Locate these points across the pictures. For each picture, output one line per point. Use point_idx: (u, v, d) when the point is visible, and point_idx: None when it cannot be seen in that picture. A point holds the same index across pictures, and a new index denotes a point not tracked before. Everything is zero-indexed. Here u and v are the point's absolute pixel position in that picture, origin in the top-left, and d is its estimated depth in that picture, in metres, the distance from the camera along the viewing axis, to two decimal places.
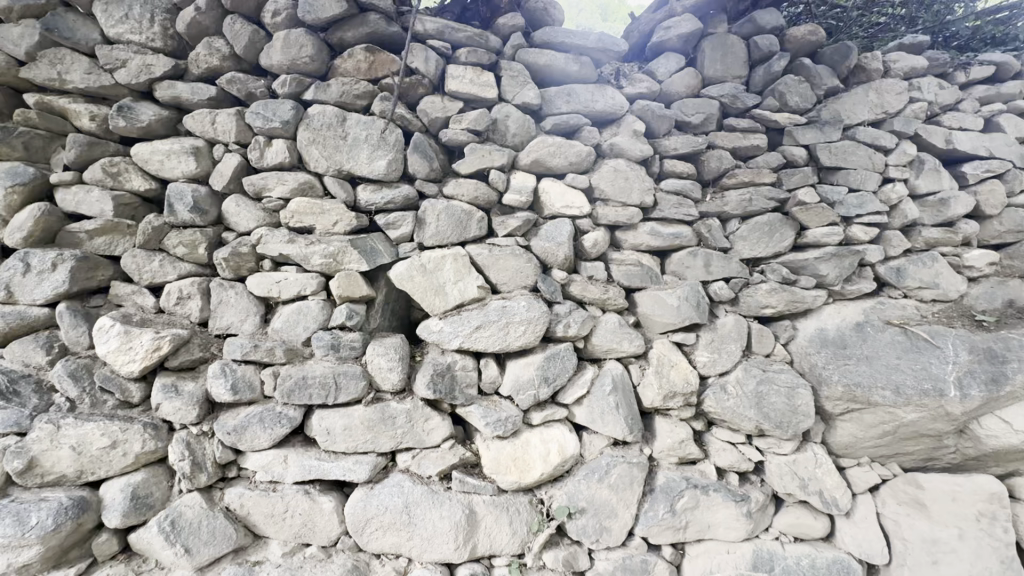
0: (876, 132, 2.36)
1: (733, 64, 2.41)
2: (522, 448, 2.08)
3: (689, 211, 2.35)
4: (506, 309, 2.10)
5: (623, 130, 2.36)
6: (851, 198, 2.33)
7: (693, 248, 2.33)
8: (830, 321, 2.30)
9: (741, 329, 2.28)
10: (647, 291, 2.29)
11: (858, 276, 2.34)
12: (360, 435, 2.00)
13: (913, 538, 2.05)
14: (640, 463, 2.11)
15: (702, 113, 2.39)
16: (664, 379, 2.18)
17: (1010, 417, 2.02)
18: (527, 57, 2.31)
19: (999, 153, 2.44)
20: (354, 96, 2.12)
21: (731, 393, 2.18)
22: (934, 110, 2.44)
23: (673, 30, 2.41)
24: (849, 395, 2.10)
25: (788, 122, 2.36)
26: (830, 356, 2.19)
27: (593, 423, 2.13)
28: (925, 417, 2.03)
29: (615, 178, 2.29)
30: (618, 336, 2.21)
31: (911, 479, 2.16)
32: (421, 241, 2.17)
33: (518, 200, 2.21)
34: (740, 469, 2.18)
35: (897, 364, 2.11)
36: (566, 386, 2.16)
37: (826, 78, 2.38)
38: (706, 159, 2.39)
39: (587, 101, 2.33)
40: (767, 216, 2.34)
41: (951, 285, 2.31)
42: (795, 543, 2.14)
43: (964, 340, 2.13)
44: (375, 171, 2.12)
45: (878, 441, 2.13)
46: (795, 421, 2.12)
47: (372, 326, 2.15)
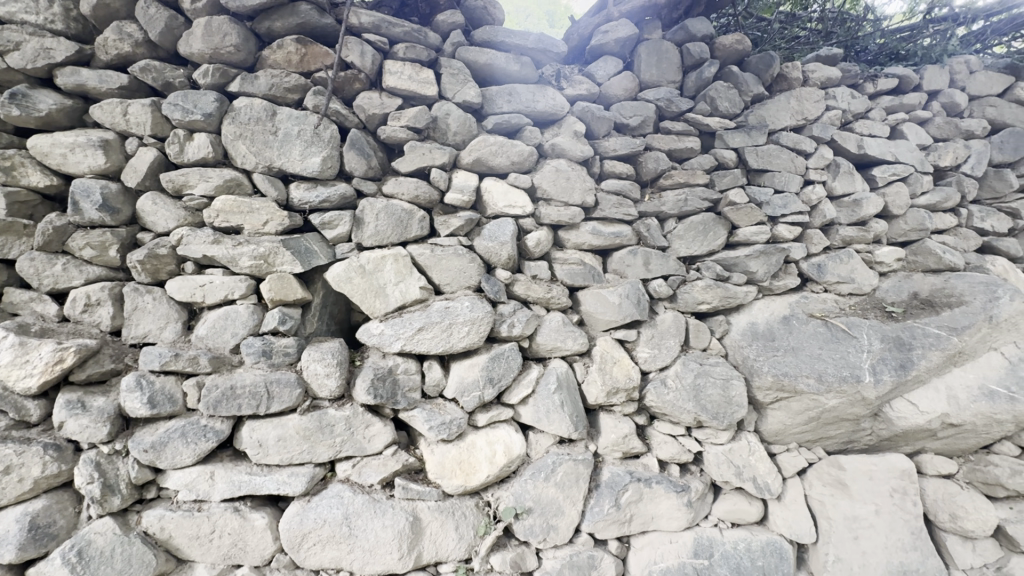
0: (797, 137, 2.52)
1: (667, 69, 2.50)
2: (468, 451, 2.04)
3: (628, 211, 2.40)
4: (449, 309, 2.06)
5: (564, 130, 2.39)
6: (777, 198, 2.47)
7: (633, 247, 2.39)
8: (759, 315, 2.43)
9: (680, 325, 2.36)
10: (590, 289, 2.32)
11: (783, 272, 2.50)
12: (296, 445, 1.90)
13: (837, 516, 2.19)
14: (585, 460, 2.14)
15: (639, 115, 2.44)
16: (607, 376, 2.22)
17: (916, 399, 2.21)
18: (467, 55, 2.28)
19: (903, 158, 2.64)
20: (285, 89, 2.03)
21: (671, 387, 2.24)
22: (848, 118, 2.63)
23: (611, 34, 2.47)
24: (778, 384, 2.21)
25: (719, 126, 2.46)
26: (760, 348, 2.31)
27: (539, 422, 2.13)
28: (845, 402, 2.17)
29: (556, 179, 2.31)
30: (561, 335, 2.22)
31: (834, 461, 2.31)
32: (360, 240, 2.09)
33: (460, 199, 2.18)
34: (681, 460, 2.26)
35: (819, 354, 2.26)
36: (511, 386, 2.14)
37: (752, 84, 2.51)
38: (644, 160, 2.45)
39: (528, 101, 2.34)
40: (701, 215, 2.44)
41: (864, 279, 2.50)
42: (732, 528, 2.23)
43: (876, 330, 2.30)
44: (309, 169, 2.03)
45: (804, 427, 2.26)
46: (730, 411, 2.22)
47: (309, 331, 2.06)
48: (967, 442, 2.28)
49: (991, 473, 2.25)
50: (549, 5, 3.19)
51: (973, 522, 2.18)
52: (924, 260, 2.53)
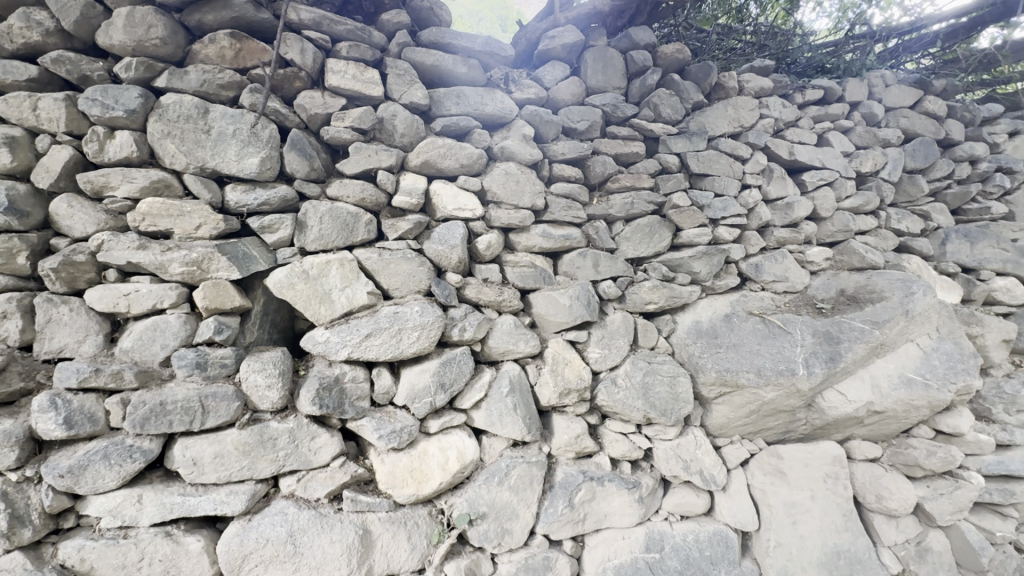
0: (734, 143, 2.64)
1: (613, 75, 2.56)
2: (420, 459, 2.01)
3: (578, 213, 2.44)
4: (399, 314, 2.02)
5: (513, 133, 2.39)
6: (717, 201, 2.57)
7: (582, 249, 2.43)
8: (703, 314, 2.53)
9: (629, 325, 2.41)
10: (541, 291, 2.34)
11: (725, 272, 2.61)
12: (234, 462, 1.80)
13: (777, 503, 2.33)
14: (539, 462, 2.15)
15: (587, 120, 2.49)
16: (558, 377, 2.24)
17: (845, 389, 2.36)
18: (414, 56, 2.24)
19: (830, 164, 2.81)
20: (219, 86, 1.92)
21: (621, 386, 2.29)
22: (780, 126, 2.78)
23: (557, 40, 2.51)
24: (721, 379, 2.31)
25: (662, 132, 2.55)
26: (704, 346, 2.41)
27: (492, 426, 2.12)
28: (782, 394, 2.29)
29: (506, 181, 2.31)
30: (513, 338, 2.23)
31: (774, 451, 2.43)
32: (303, 245, 2.01)
33: (408, 202, 2.14)
34: (632, 457, 2.31)
35: (758, 349, 2.38)
36: (463, 391, 2.12)
37: (692, 92, 2.61)
38: (592, 164, 2.49)
39: (476, 104, 2.33)
40: (647, 218, 2.51)
41: (797, 278, 2.66)
42: (682, 521, 2.30)
43: (808, 325, 2.45)
44: (246, 170, 1.93)
45: (745, 420, 2.37)
46: (677, 407, 2.29)
47: (248, 340, 1.95)
48: (890, 427, 2.46)
49: (911, 455, 2.43)
50: (501, 10, 3.20)
51: (896, 502, 2.36)
52: (850, 259, 2.71)
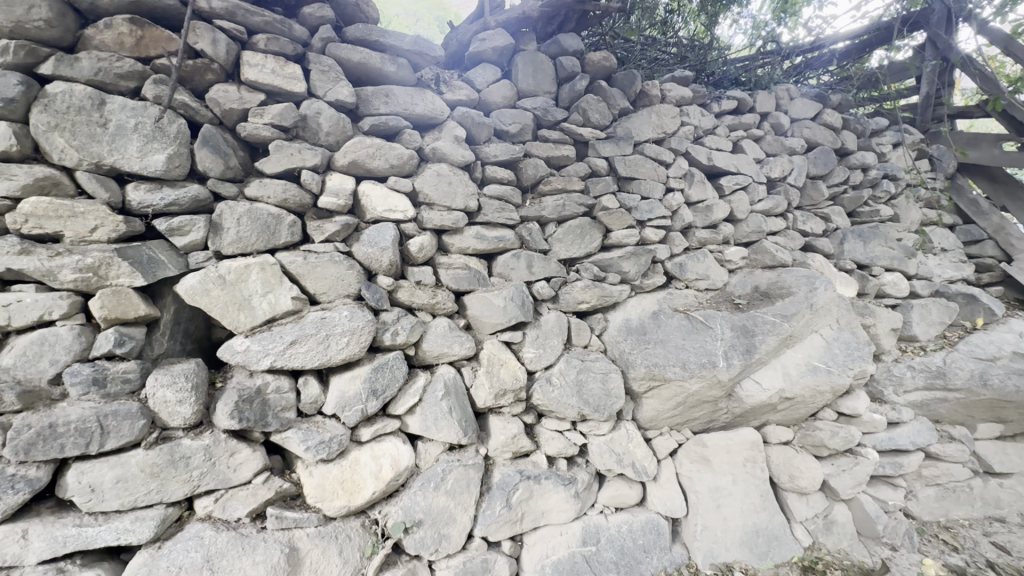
0: (658, 148, 2.76)
1: (543, 80, 2.60)
2: (352, 468, 1.94)
3: (511, 215, 2.46)
4: (326, 320, 1.94)
5: (444, 134, 2.38)
6: (644, 204, 2.68)
7: (516, 250, 2.45)
8: (632, 312, 2.63)
9: (562, 324, 2.47)
10: (475, 293, 2.34)
11: (652, 271, 2.73)
12: (140, 485, 1.65)
13: (702, 489, 2.47)
14: (475, 464, 2.14)
15: (518, 123, 2.51)
16: (494, 379, 2.25)
17: (759, 378, 2.54)
18: (339, 52, 2.17)
19: (744, 169, 3.01)
20: (117, 76, 1.76)
21: (555, 384, 2.33)
22: (699, 133, 2.94)
23: (488, 43, 2.52)
24: (650, 374, 2.41)
25: (591, 136, 2.63)
26: (634, 342, 2.50)
27: (427, 431, 2.09)
28: (705, 385, 2.43)
29: (438, 183, 2.29)
30: (448, 340, 2.21)
31: (700, 440, 2.57)
32: (218, 248, 1.89)
33: (334, 203, 2.07)
34: (567, 453, 2.36)
35: (683, 344, 2.51)
36: (397, 396, 2.08)
37: (618, 99, 2.71)
38: (523, 167, 2.52)
39: (406, 104, 2.29)
40: (578, 220, 2.58)
41: (717, 276, 2.84)
42: (616, 513, 2.38)
43: (727, 320, 2.61)
44: (151, 168, 1.78)
45: (673, 412, 2.49)
46: (609, 403, 2.37)
47: (157, 352, 1.80)
48: (800, 411, 2.67)
49: (818, 436, 2.66)
50: (438, 11, 3.19)
51: (806, 480, 2.58)
52: (762, 258, 2.93)
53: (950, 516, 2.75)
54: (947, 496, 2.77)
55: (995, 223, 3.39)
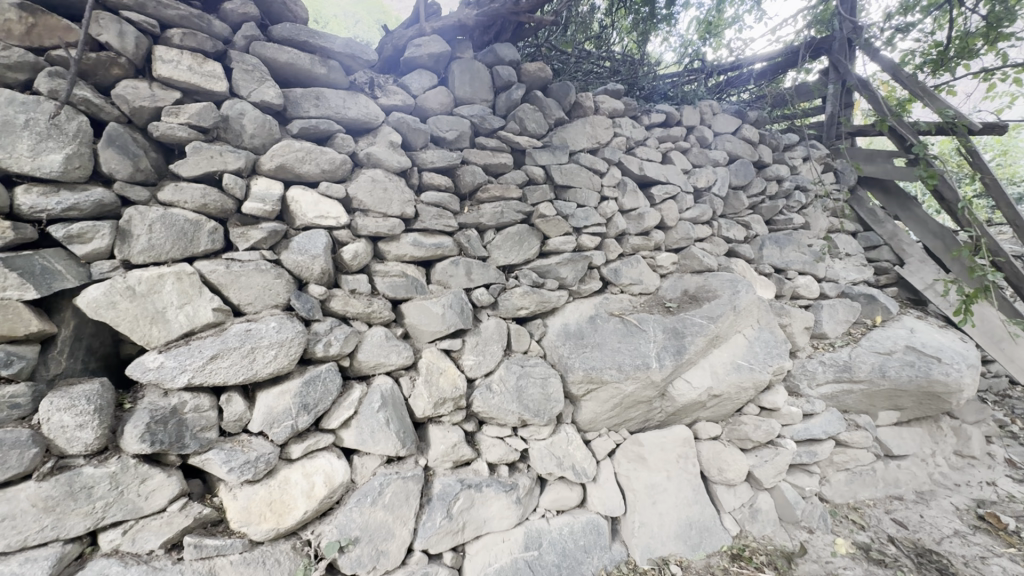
0: (592, 158, 2.85)
1: (479, 88, 2.62)
2: (281, 488, 1.84)
3: (448, 222, 2.45)
4: (251, 332, 1.84)
5: (379, 140, 2.33)
6: (580, 212, 2.76)
7: (455, 257, 2.44)
8: (570, 317, 2.69)
9: (502, 330, 2.48)
10: (413, 301, 2.30)
11: (588, 277, 2.81)
12: (31, 522, 1.48)
13: (638, 486, 2.57)
14: (415, 476, 2.10)
15: (455, 130, 2.51)
16: (433, 388, 2.21)
17: (689, 377, 2.68)
18: (264, 51, 2.07)
19: (673, 179, 3.16)
20: (2, 66, 1.59)
21: (496, 391, 2.34)
22: (631, 144, 3.06)
23: (423, 49, 2.50)
24: (587, 377, 2.47)
25: (528, 145, 2.66)
26: (572, 346, 2.56)
27: (363, 444, 2.02)
28: (640, 386, 2.52)
29: (373, 189, 2.24)
30: (384, 350, 2.16)
31: (636, 439, 2.66)
32: (127, 257, 1.74)
33: (260, 209, 1.96)
34: (508, 459, 2.36)
35: (618, 347, 2.59)
36: (330, 410, 2.00)
37: (554, 109, 2.77)
38: (461, 174, 2.52)
39: (338, 108, 2.23)
40: (516, 227, 2.60)
41: (650, 281, 2.97)
42: (557, 515, 2.41)
43: (659, 322, 2.74)
44: (46, 169, 1.61)
45: (610, 414, 2.57)
46: (549, 407, 2.41)
47: (52, 372, 1.62)
48: (727, 407, 2.83)
49: (742, 430, 2.84)
50: (377, 14, 3.16)
51: (733, 472, 2.74)
52: (691, 263, 3.09)
53: (859, 497, 3.00)
54: (855, 479, 3.03)
55: (889, 231, 3.78)
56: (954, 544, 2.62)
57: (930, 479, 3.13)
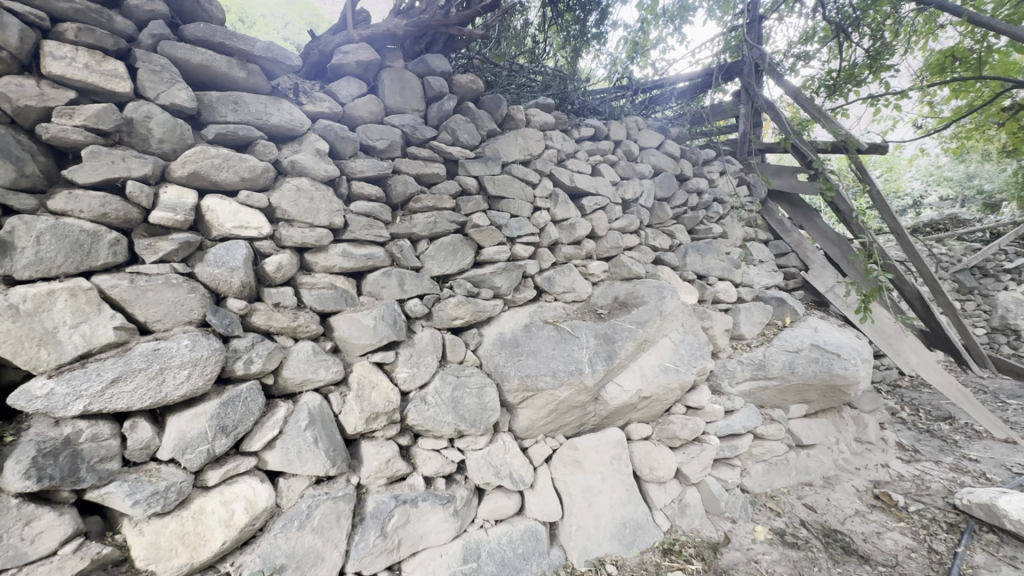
0: (525, 169, 2.90)
1: (410, 98, 2.60)
2: (196, 519, 1.72)
3: (380, 232, 2.40)
4: (160, 351, 1.71)
5: (305, 148, 2.26)
6: (513, 222, 2.80)
7: (387, 268, 2.40)
8: (505, 325, 2.71)
9: (437, 341, 2.46)
10: (343, 313, 2.24)
11: (523, 286, 2.86)
12: None
13: (575, 490, 2.63)
14: (346, 495, 2.02)
15: (386, 139, 2.47)
16: (364, 403, 2.16)
17: (620, 381, 2.79)
18: (174, 51, 1.95)
19: (603, 191, 3.27)
20: None
21: (431, 403, 2.31)
22: (562, 156, 3.15)
23: (352, 56, 2.45)
24: (523, 385, 2.50)
25: (460, 155, 2.67)
26: (508, 355, 2.58)
27: (289, 465, 1.92)
28: (574, 391, 2.59)
29: (298, 198, 2.16)
30: (312, 365, 2.08)
31: (572, 444, 2.72)
32: (8, 272, 1.55)
33: (171, 219, 1.84)
34: (445, 472, 2.33)
35: (552, 354, 2.65)
36: (252, 431, 1.89)
37: (486, 121, 2.80)
38: (392, 183, 2.49)
39: (259, 113, 2.13)
40: (450, 237, 2.60)
41: (582, 289, 3.06)
42: (496, 525, 2.41)
43: (590, 329, 2.84)
44: None
45: (546, 420, 2.61)
46: (485, 416, 2.41)
47: None
48: (657, 408, 2.96)
49: (671, 429, 2.99)
50: (310, 17, 3.09)
51: (663, 470, 2.88)
52: (620, 271, 3.23)
53: (775, 486, 3.24)
54: (772, 469, 3.27)
55: (795, 239, 4.14)
56: (855, 523, 2.89)
57: (835, 465, 3.44)
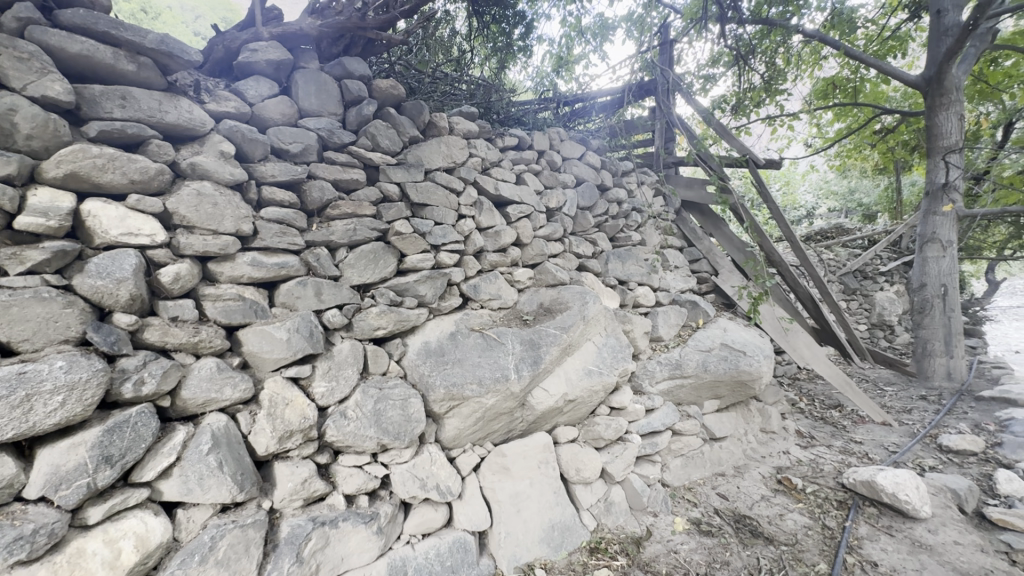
0: (448, 176, 2.87)
1: (326, 101, 2.51)
2: (73, 563, 1.51)
3: (294, 240, 2.29)
4: (27, 375, 1.49)
5: (207, 149, 2.11)
6: (437, 229, 2.77)
7: (302, 277, 2.29)
8: (431, 334, 2.67)
9: (357, 353, 2.37)
10: (252, 326, 2.10)
11: (448, 294, 2.83)
12: None
13: (503, 497, 2.63)
14: (256, 522, 1.88)
15: (300, 142, 2.36)
16: (277, 421, 2.02)
17: (546, 385, 2.84)
18: (46, 38, 1.74)
19: (527, 200, 3.32)
20: None
21: (351, 418, 2.22)
22: (486, 164, 3.15)
23: (261, 54, 2.32)
24: (448, 395, 2.48)
25: (381, 161, 2.61)
26: (433, 364, 2.54)
27: (189, 494, 1.76)
28: (500, 398, 2.60)
29: (199, 203, 2.00)
30: (216, 383, 1.92)
31: (500, 451, 2.73)
32: None
33: (42, 224, 1.63)
34: (368, 488, 2.24)
35: (478, 362, 2.65)
36: (144, 459, 1.71)
37: (408, 127, 2.75)
38: (307, 189, 2.38)
39: (152, 111, 1.96)
40: (370, 245, 2.53)
41: (507, 295, 3.09)
42: (423, 540, 2.35)
43: (516, 335, 2.86)
44: None
45: (473, 429, 2.60)
46: (410, 428, 2.36)
47: None
48: (582, 410, 3.05)
49: (596, 430, 3.08)
50: (223, 11, 2.94)
51: (589, 470, 2.95)
52: (545, 277, 3.30)
53: (692, 478, 3.43)
54: (689, 463, 3.46)
55: (706, 246, 4.46)
56: (761, 507, 3.12)
57: (744, 454, 3.72)
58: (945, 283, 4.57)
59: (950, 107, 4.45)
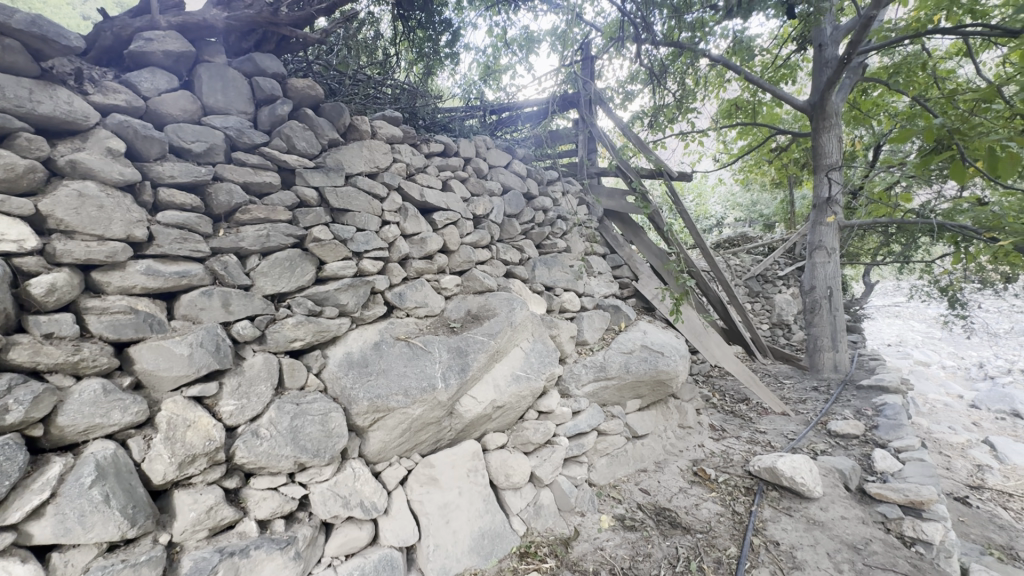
0: (371, 182, 2.78)
1: (234, 98, 2.35)
2: None
3: (197, 246, 2.11)
4: None
5: (91, 145, 1.88)
6: (359, 236, 2.67)
7: (206, 287, 2.12)
8: (353, 344, 2.56)
9: (271, 366, 2.22)
10: (146, 342, 1.90)
11: (372, 302, 2.74)
12: None
13: (431, 509, 2.58)
14: (151, 559, 1.70)
15: (204, 141, 2.18)
16: (177, 445, 1.84)
17: (474, 393, 2.83)
18: None
19: (454, 207, 3.28)
20: None
21: (264, 437, 2.08)
22: (411, 170, 3.09)
23: (157, 44, 2.12)
24: (372, 407, 2.39)
25: (297, 164, 2.48)
26: (355, 376, 2.44)
27: (67, 535, 1.55)
28: (427, 408, 2.56)
29: (81, 207, 1.79)
30: (102, 407, 1.72)
31: (427, 462, 2.68)
32: None
33: None
34: (284, 511, 2.10)
35: (404, 371, 2.58)
36: (8, 499, 1.48)
37: (326, 129, 2.64)
38: (213, 192, 2.21)
39: (20, 100, 1.72)
40: (286, 252, 2.38)
41: (434, 303, 3.05)
42: (346, 561, 2.24)
43: (443, 343, 2.83)
44: None
45: (399, 441, 2.53)
46: (330, 444, 2.24)
47: None
48: (510, 416, 3.07)
49: (525, 435, 3.12)
50: None
51: (518, 475, 2.98)
52: (473, 284, 3.31)
53: (617, 476, 3.56)
54: (613, 461, 3.60)
55: (628, 254, 4.64)
56: (679, 498, 3.31)
57: (664, 449, 3.92)
58: (831, 285, 5.13)
59: (832, 129, 5.03)
